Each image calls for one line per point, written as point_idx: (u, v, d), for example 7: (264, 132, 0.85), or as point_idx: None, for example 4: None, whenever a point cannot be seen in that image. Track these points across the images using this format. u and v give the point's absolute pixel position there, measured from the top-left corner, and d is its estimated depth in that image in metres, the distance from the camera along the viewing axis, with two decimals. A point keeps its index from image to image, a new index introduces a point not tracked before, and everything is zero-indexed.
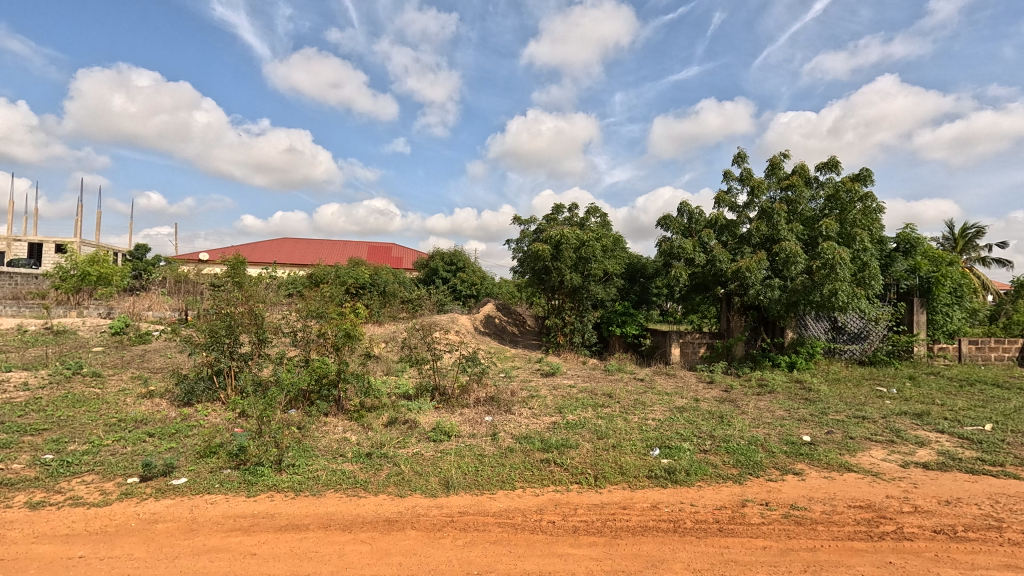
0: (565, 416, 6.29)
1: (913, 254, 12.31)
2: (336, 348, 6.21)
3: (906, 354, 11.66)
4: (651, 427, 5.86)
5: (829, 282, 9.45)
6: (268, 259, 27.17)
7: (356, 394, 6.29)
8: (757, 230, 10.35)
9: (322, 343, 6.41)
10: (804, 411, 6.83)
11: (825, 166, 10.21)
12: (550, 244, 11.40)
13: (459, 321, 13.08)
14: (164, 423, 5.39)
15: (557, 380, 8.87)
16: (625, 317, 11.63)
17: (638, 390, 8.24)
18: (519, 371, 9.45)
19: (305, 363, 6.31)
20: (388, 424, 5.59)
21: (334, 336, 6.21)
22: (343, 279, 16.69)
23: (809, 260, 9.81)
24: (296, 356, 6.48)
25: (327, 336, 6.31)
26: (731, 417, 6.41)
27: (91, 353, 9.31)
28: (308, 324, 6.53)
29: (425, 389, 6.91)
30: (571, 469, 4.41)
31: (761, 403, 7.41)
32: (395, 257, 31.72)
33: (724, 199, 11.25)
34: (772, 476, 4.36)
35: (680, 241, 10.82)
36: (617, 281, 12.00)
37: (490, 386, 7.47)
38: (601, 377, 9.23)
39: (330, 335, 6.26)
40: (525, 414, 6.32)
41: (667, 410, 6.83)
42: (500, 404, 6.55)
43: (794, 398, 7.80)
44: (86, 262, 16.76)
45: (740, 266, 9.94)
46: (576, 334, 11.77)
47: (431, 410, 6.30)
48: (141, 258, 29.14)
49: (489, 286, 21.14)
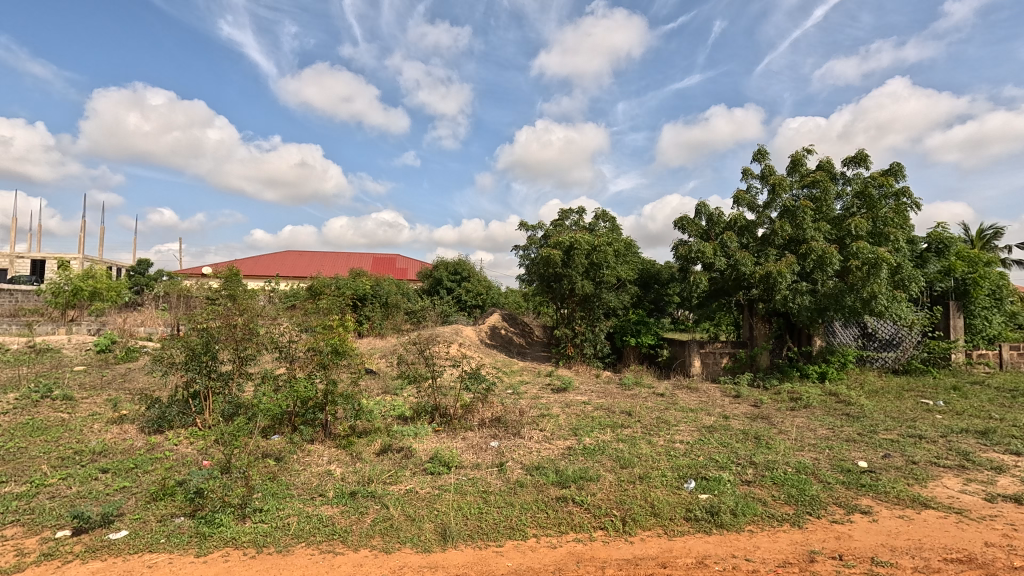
0: (582, 439, 5.59)
1: (946, 254, 11.43)
2: (322, 367, 5.52)
3: (945, 362, 10.73)
4: (680, 452, 5.13)
5: (868, 284, 8.74)
6: (271, 273, 26.78)
7: (346, 417, 5.63)
8: (783, 231, 9.65)
9: (308, 361, 5.73)
10: (850, 430, 6.07)
11: (852, 160, 9.53)
12: (561, 250, 10.77)
13: (463, 332, 12.42)
14: (126, 455, 4.73)
15: (569, 396, 8.13)
16: (640, 326, 10.93)
17: (659, 406, 7.51)
18: (528, 387, 8.73)
19: (289, 383, 5.63)
20: (380, 453, 4.93)
21: (320, 354, 5.51)
22: (343, 290, 16.12)
23: (841, 262, 9.11)
24: (280, 375, 5.80)
25: (313, 352, 5.63)
26: (770, 438, 5.68)
27: (72, 373, 8.72)
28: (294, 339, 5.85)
29: (424, 409, 6.16)
30: (593, 510, 3.70)
31: (798, 420, 6.66)
32: (401, 268, 31.29)
33: (743, 198, 10.56)
34: (836, 516, 3.63)
35: (698, 244, 10.10)
36: (630, 288, 11.25)
37: (498, 405, 6.80)
38: (616, 392, 8.47)
39: (316, 353, 5.56)
40: (536, 437, 5.63)
41: (696, 431, 6.09)
42: (507, 427, 5.88)
43: (834, 413, 7.00)
44: (80, 278, 16.28)
45: (766, 270, 9.24)
46: (587, 345, 11.03)
47: (430, 434, 5.59)
48: (143, 274, 28.85)
49: (496, 295, 20.50)
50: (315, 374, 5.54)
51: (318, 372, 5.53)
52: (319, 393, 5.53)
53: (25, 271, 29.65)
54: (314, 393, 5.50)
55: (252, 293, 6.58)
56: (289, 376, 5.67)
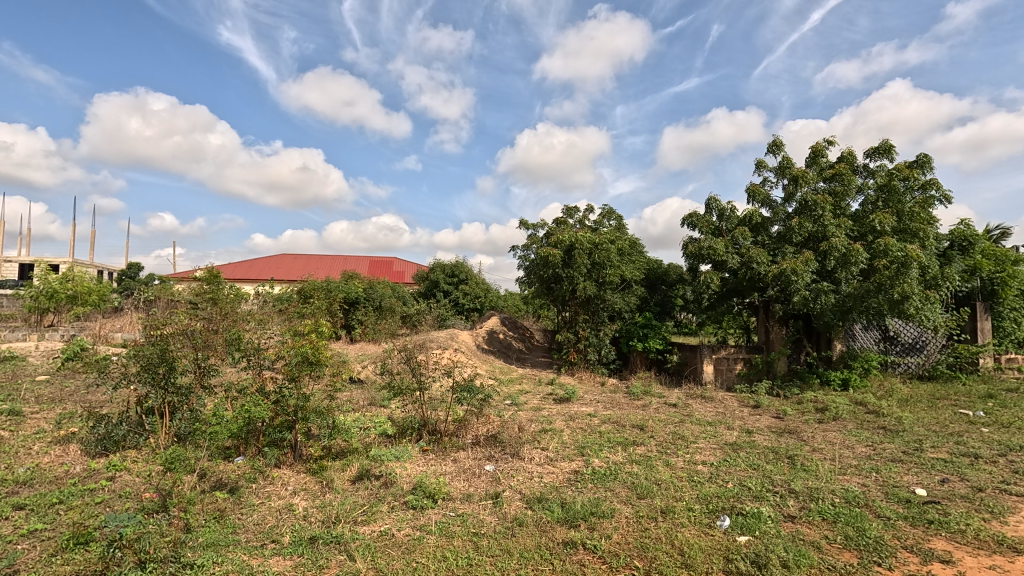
0: (590, 461, 4.89)
1: (970, 252, 10.69)
2: (290, 378, 4.76)
3: (972, 367, 10.08)
4: (705, 477, 4.44)
5: (897, 283, 7.97)
6: (264, 277, 26.10)
7: (320, 437, 4.91)
8: (801, 228, 8.97)
9: (274, 371, 4.98)
10: (893, 447, 5.36)
11: (876, 151, 8.86)
12: (562, 249, 10.08)
13: (459, 337, 11.71)
14: (53, 486, 4.02)
15: (573, 407, 7.43)
16: (647, 330, 10.21)
17: (673, 419, 6.81)
18: (529, 397, 8.02)
19: (250, 397, 4.87)
20: (356, 481, 4.22)
21: (286, 364, 4.77)
22: (335, 294, 15.41)
23: (866, 260, 8.40)
24: (243, 387, 5.08)
25: (282, 363, 4.90)
26: (804, 459, 4.98)
27: (30, 383, 7.98)
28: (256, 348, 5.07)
29: (411, 425, 5.44)
30: (610, 560, 2.99)
31: (831, 435, 5.94)
32: (398, 271, 30.58)
33: (758, 193, 9.90)
34: (911, 568, 2.93)
35: (709, 241, 9.41)
36: (637, 289, 10.55)
37: (495, 420, 6.10)
38: (625, 403, 7.76)
39: (284, 362, 4.82)
40: (537, 459, 4.92)
41: (718, 449, 5.39)
42: (505, 446, 5.18)
43: (868, 427, 6.29)
44: (61, 281, 15.58)
45: (782, 268, 8.56)
46: (591, 350, 10.32)
47: (416, 456, 4.89)
48: (132, 278, 28.14)
49: (494, 298, 19.80)
50: (280, 386, 4.80)
51: (284, 384, 4.78)
52: (286, 410, 4.80)
53: (12, 276, 28.90)
54: (279, 408, 4.78)
55: (230, 295, 5.90)
56: (252, 389, 4.92)
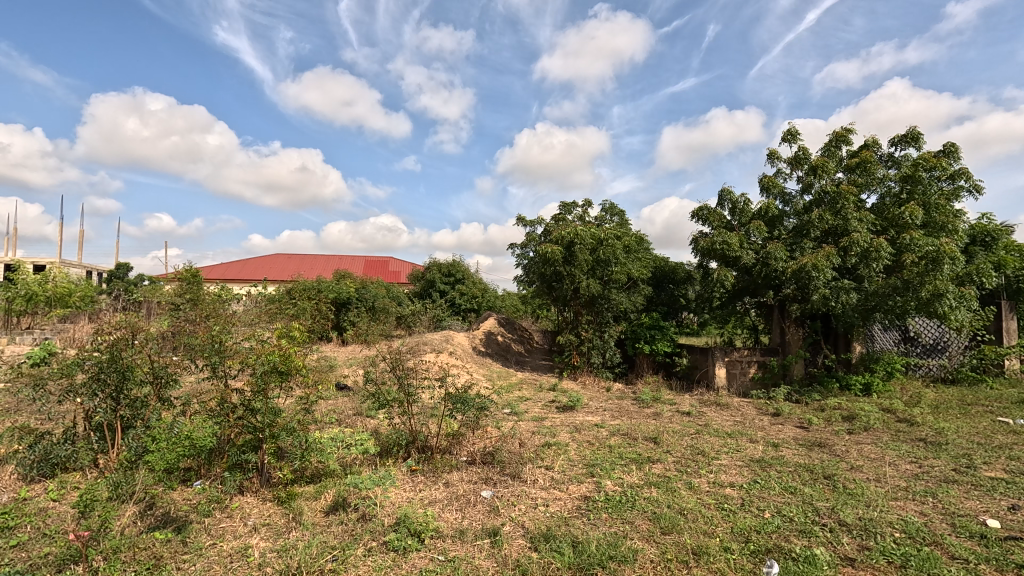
0: (602, 484, 4.27)
1: (994, 248, 10.13)
2: (255, 389, 4.11)
3: (997, 370, 9.50)
4: (737, 505, 3.83)
5: (927, 281, 7.35)
6: (257, 278, 25.47)
7: (290, 461, 4.22)
8: (820, 222, 8.38)
9: (236, 379, 4.31)
10: (942, 465, 4.76)
11: (900, 139, 8.32)
12: (563, 246, 9.47)
13: (455, 340, 11.08)
14: None
15: (577, 417, 6.84)
16: (654, 332, 9.62)
17: (688, 429, 6.22)
18: (530, 405, 7.41)
19: (209, 413, 4.21)
20: (329, 514, 3.60)
21: (251, 374, 4.12)
22: (325, 294, 14.75)
23: (892, 255, 7.79)
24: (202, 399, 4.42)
25: (247, 374, 4.23)
26: (845, 479, 4.38)
27: None
28: (216, 355, 4.38)
29: (398, 442, 4.83)
30: None
31: (866, 448, 5.35)
32: (393, 271, 29.95)
33: (772, 185, 9.32)
34: None
35: (722, 236, 8.80)
36: (643, 288, 9.92)
37: (492, 435, 5.49)
38: (634, 411, 7.15)
39: (249, 370, 4.17)
40: (541, 481, 4.31)
41: (745, 467, 4.78)
42: (504, 466, 4.57)
43: (906, 439, 5.69)
44: (38, 283, 14.89)
45: (801, 265, 7.95)
46: (595, 353, 9.71)
47: (402, 481, 4.26)
48: (120, 279, 27.45)
49: (492, 298, 19.18)
50: (243, 399, 4.14)
51: (248, 397, 4.12)
52: (252, 428, 4.13)
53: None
54: (243, 423, 4.14)
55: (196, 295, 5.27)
56: (210, 402, 4.25)
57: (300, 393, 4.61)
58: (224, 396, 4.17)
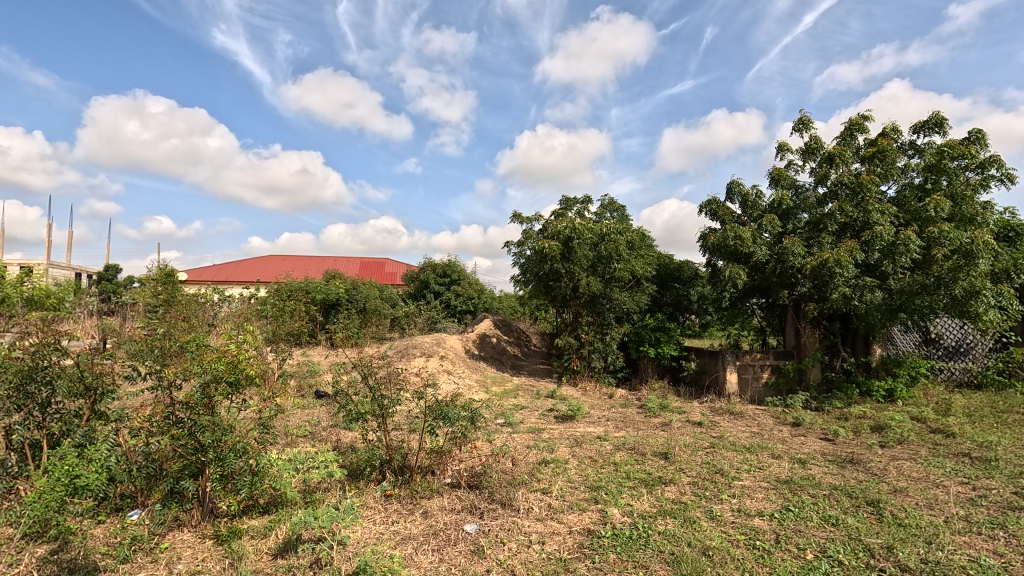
0: (608, 514, 3.64)
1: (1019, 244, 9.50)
2: (193, 404, 3.46)
3: None
4: (770, 543, 3.19)
5: (961, 277, 6.71)
6: (248, 280, 24.84)
7: (238, 490, 3.52)
8: (839, 215, 7.77)
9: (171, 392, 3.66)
10: (1000, 487, 4.13)
11: (924, 126, 7.72)
12: (561, 242, 8.85)
13: (448, 343, 10.44)
14: None
15: (578, 428, 6.21)
16: (659, 335, 8.98)
17: (701, 442, 5.59)
18: (526, 415, 6.78)
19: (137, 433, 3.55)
20: (276, 559, 2.96)
21: (188, 386, 3.48)
22: (313, 295, 14.05)
23: (921, 249, 7.15)
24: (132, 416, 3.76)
25: (188, 386, 3.58)
26: (893, 507, 3.74)
27: None
28: (148, 361, 3.71)
29: (372, 463, 4.19)
30: None
31: (906, 466, 4.72)
32: (389, 273, 29.34)
33: (784, 177, 8.71)
34: None
35: (733, 230, 8.17)
36: (647, 287, 9.30)
37: (481, 453, 4.85)
38: (640, 421, 6.51)
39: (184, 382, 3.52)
40: (537, 510, 3.67)
41: (773, 490, 4.14)
42: (494, 492, 3.93)
43: (947, 454, 5.07)
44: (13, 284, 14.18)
45: (822, 261, 7.30)
46: (596, 357, 9.07)
47: (372, 511, 3.63)
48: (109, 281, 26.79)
49: (488, 299, 18.56)
50: (179, 414, 3.49)
51: (186, 412, 3.48)
52: (192, 451, 3.45)
53: None
54: (176, 446, 3.47)
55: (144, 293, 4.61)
56: (139, 419, 3.59)
57: (253, 406, 3.97)
58: (156, 410, 3.54)
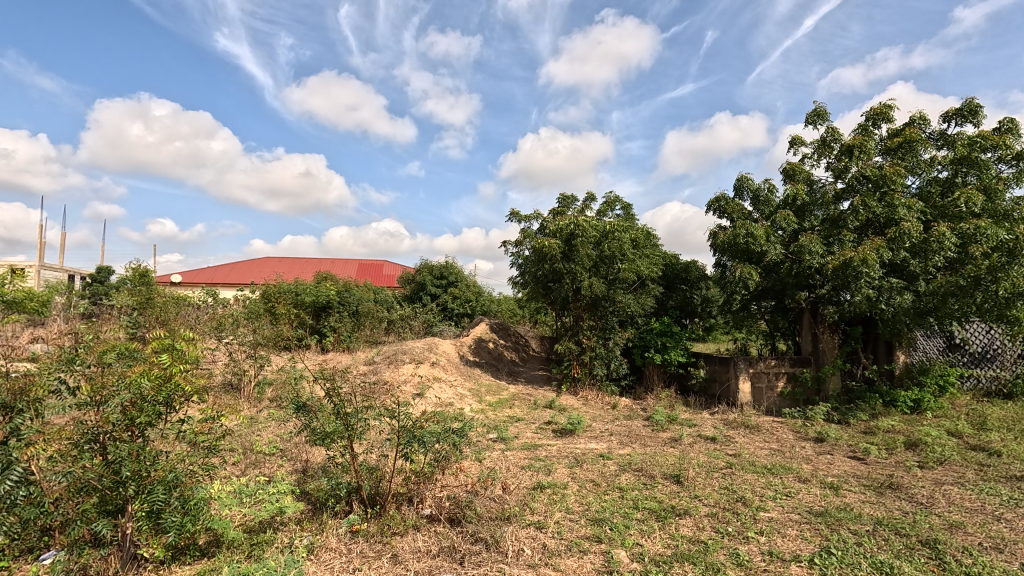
0: (614, 559, 3.04)
1: None
2: (109, 428, 2.87)
3: None
4: None
5: (1001, 277, 6.11)
6: (242, 282, 24.27)
7: (164, 532, 2.95)
8: (861, 210, 7.17)
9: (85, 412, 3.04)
10: None
11: (956, 114, 7.15)
12: (561, 240, 8.25)
13: (441, 348, 9.83)
14: None
15: (579, 445, 5.60)
16: (666, 340, 8.38)
17: (716, 462, 4.99)
18: (522, 429, 6.18)
19: (35, 465, 2.90)
20: None
21: (103, 407, 2.88)
22: (301, 297, 13.30)
23: (955, 248, 6.51)
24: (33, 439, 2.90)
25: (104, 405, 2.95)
26: (954, 549, 3.13)
27: None
28: (57, 376, 3.06)
29: (337, 493, 3.59)
30: None
31: (955, 493, 4.12)
32: (387, 275, 28.76)
33: (800, 170, 8.12)
34: None
35: (746, 227, 7.54)
36: (653, 289, 8.71)
37: (467, 478, 4.26)
38: (647, 436, 5.92)
39: (97, 401, 2.91)
40: (530, 554, 3.07)
41: (808, 526, 3.53)
42: (479, 530, 3.33)
43: (999, 478, 4.45)
44: None
45: (846, 259, 6.70)
46: (598, 364, 8.47)
47: (332, 556, 3.04)
48: (100, 282, 26.23)
49: (486, 302, 17.96)
50: (92, 441, 2.88)
51: (101, 438, 2.88)
52: (108, 486, 2.87)
53: None
54: (87, 480, 2.85)
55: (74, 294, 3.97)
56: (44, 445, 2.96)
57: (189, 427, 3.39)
58: (51, 439, 2.79)
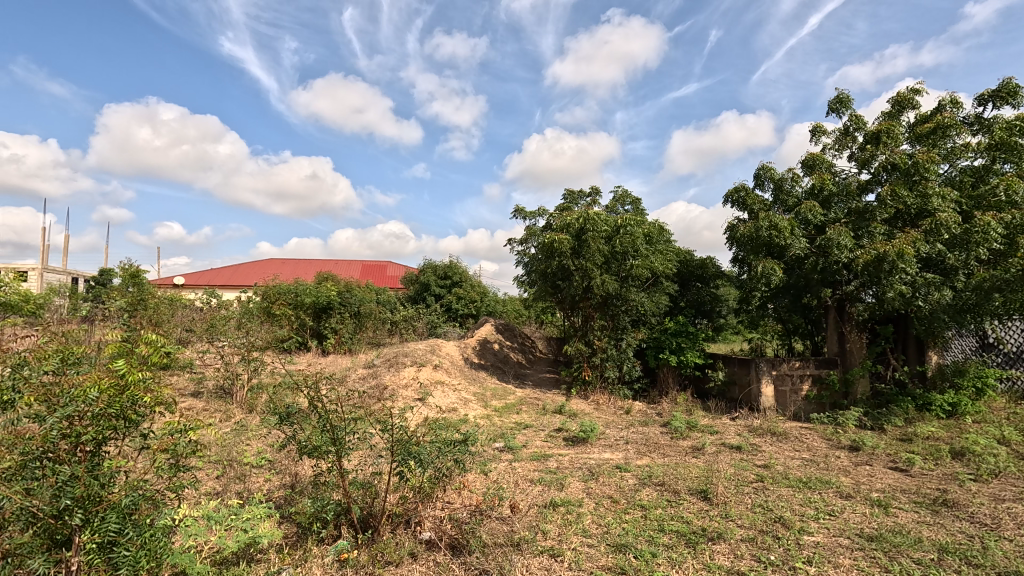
0: None
1: None
2: (48, 448, 2.42)
3: None
4: None
5: None
6: (244, 284, 23.98)
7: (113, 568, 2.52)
8: (891, 201, 6.68)
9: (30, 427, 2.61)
10: None
11: (994, 96, 6.66)
12: (570, 235, 7.82)
13: (445, 350, 9.42)
14: None
15: (594, 455, 5.17)
16: (681, 340, 7.94)
17: (745, 474, 4.54)
18: (531, 437, 5.75)
19: None
20: None
21: (41, 423, 2.44)
22: (302, 297, 12.95)
23: (1000, 238, 6.08)
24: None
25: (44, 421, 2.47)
26: None
27: None
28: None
29: (324, 517, 3.18)
30: None
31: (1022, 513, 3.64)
32: (391, 276, 28.40)
33: (823, 159, 7.65)
34: None
35: (768, 219, 7.07)
36: (667, 287, 8.26)
37: (472, 497, 3.83)
38: (666, 445, 5.48)
39: (35, 416, 2.48)
40: None
41: (863, 554, 3.07)
42: (485, 561, 2.90)
43: None
44: None
45: (879, 253, 6.18)
46: (610, 367, 8.03)
47: None
48: (102, 284, 26.02)
49: (492, 302, 17.55)
50: (36, 462, 2.45)
51: (42, 460, 2.44)
52: (48, 514, 2.44)
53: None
54: (22, 509, 2.41)
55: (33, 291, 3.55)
56: None
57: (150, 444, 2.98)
58: None
